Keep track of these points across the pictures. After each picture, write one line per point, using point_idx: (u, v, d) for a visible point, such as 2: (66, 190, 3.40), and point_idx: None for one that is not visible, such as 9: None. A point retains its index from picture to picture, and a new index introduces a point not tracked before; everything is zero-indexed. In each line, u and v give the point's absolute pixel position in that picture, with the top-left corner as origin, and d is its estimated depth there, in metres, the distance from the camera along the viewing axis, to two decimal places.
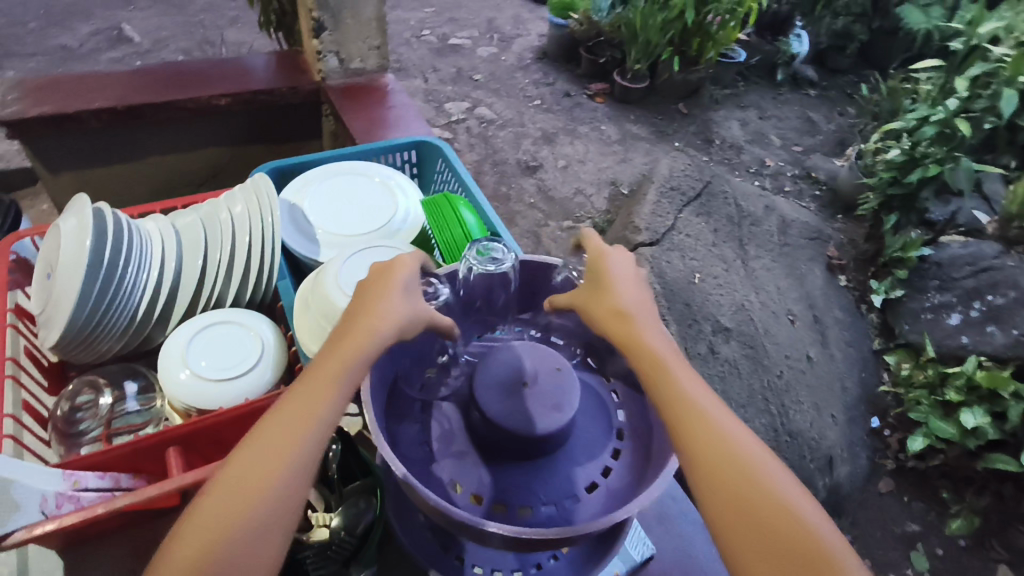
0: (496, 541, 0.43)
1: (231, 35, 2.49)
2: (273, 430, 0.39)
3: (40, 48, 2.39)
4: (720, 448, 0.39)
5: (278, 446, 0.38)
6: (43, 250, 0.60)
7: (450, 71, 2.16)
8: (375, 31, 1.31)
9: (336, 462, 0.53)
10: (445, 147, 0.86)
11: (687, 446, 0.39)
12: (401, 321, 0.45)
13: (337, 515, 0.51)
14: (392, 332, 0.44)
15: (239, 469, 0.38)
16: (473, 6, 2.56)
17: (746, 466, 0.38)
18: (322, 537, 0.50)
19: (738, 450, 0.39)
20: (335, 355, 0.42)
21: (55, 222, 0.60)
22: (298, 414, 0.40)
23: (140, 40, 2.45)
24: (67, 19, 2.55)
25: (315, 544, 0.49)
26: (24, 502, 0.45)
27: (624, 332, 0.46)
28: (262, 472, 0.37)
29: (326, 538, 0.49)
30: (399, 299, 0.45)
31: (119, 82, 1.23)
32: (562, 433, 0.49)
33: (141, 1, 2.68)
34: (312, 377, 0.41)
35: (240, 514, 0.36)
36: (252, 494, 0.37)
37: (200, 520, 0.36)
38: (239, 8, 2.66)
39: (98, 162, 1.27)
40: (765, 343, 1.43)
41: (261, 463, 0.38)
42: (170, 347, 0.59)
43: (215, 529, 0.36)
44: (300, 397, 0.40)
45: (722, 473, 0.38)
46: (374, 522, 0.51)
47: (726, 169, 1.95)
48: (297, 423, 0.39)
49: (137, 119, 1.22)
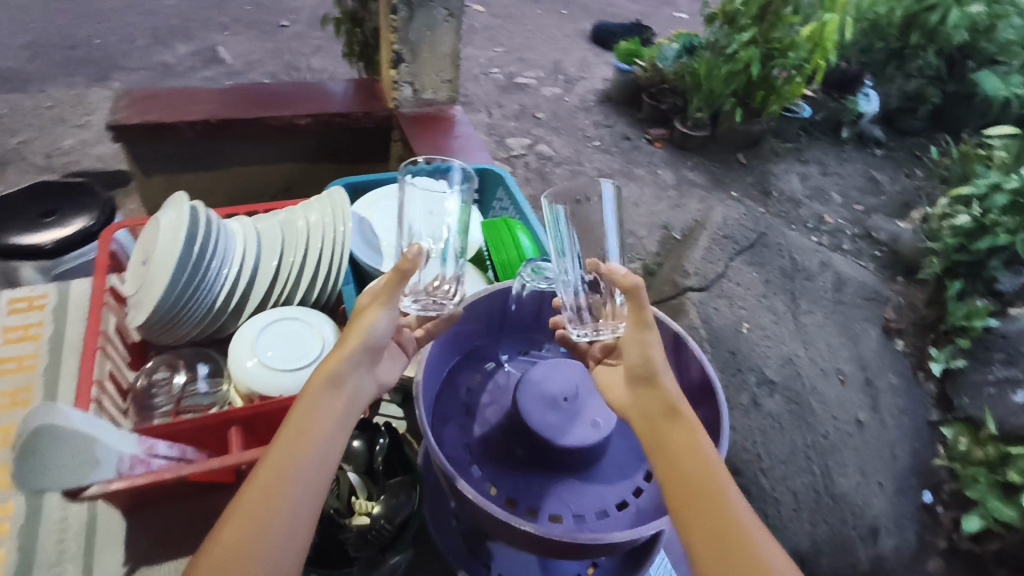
0: (518, 539, 0.47)
1: (314, 62, 2.66)
2: (277, 453, 0.46)
3: (143, 64, 2.61)
4: (692, 471, 0.45)
5: (285, 452, 0.46)
6: (141, 240, 0.67)
7: (515, 108, 2.24)
8: (448, 66, 1.40)
9: (382, 455, 0.56)
10: (506, 175, 0.91)
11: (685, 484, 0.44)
12: (373, 331, 0.52)
13: (379, 503, 0.53)
14: (364, 348, 0.51)
15: (251, 488, 0.44)
16: (542, 48, 2.67)
17: (714, 491, 0.44)
18: (363, 522, 0.52)
19: (707, 472, 0.45)
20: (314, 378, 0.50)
21: (155, 216, 0.66)
22: (298, 432, 0.47)
23: (232, 62, 2.65)
24: (170, 39, 2.79)
25: (356, 527, 0.51)
26: (104, 460, 0.50)
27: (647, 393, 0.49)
28: (280, 485, 0.45)
29: (366, 524, 0.51)
30: (367, 315, 0.52)
31: (214, 99, 1.35)
32: (597, 450, 0.53)
33: (235, 26, 2.90)
34: (304, 399, 0.49)
35: (264, 513, 0.43)
36: (268, 506, 0.44)
37: (224, 534, 0.43)
38: (323, 37, 2.85)
39: (185, 169, 1.38)
40: (811, 401, 1.38)
41: (272, 480, 0.45)
42: (241, 336, 0.65)
43: (242, 524, 0.43)
44: (294, 419, 0.48)
45: (696, 498, 0.43)
46: (411, 516, 0.53)
47: (783, 222, 1.93)
48: (299, 443, 0.47)
49: (225, 132, 1.32)
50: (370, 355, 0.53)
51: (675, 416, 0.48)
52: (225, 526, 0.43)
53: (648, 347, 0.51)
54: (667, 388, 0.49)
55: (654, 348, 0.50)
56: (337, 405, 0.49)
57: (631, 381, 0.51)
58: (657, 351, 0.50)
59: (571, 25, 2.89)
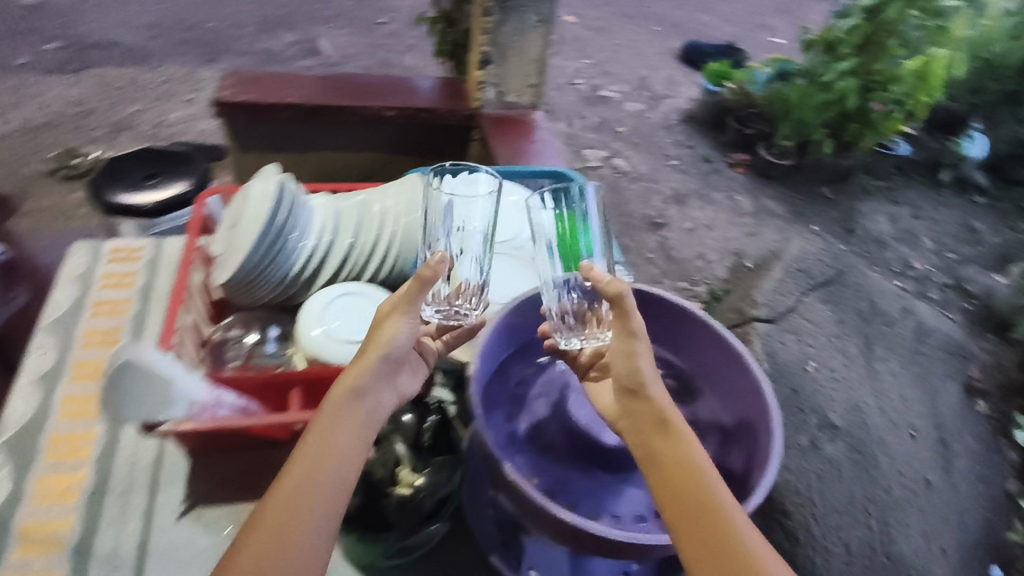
0: (549, 526, 0.48)
1: (406, 60, 2.76)
2: (304, 457, 0.50)
3: (249, 49, 2.78)
4: (685, 471, 0.50)
5: (309, 457, 0.50)
6: (231, 206, 0.72)
7: (596, 120, 2.24)
8: (534, 71, 1.42)
9: (429, 433, 0.59)
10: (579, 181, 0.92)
11: (677, 489, 0.50)
12: (393, 344, 0.56)
13: (422, 477, 0.54)
14: (384, 362, 0.56)
15: (282, 487, 0.49)
16: (629, 63, 2.66)
17: (703, 485, 0.50)
18: (405, 493, 0.54)
19: (697, 470, 0.50)
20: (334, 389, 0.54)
21: (242, 187, 0.71)
22: (324, 439, 0.51)
23: (330, 54, 2.78)
24: (276, 28, 2.96)
25: (398, 497, 0.54)
26: (178, 401, 0.54)
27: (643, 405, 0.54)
28: (310, 486, 0.49)
29: (408, 495, 0.54)
30: (390, 329, 0.57)
31: (310, 85, 1.42)
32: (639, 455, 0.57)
33: (337, 21, 3.05)
34: (328, 410, 0.53)
35: (292, 514, 0.47)
36: (302, 504, 0.48)
37: (253, 535, 0.46)
38: (417, 37, 2.95)
39: (276, 149, 1.46)
40: (876, 453, 1.30)
41: (303, 480, 0.49)
42: (311, 305, 0.68)
43: (274, 523, 0.47)
44: (319, 426, 0.52)
45: (690, 493, 0.49)
46: (449, 495, 0.57)
47: (865, 262, 1.84)
48: (324, 452, 0.50)
49: (316, 118, 1.40)
50: (391, 367, 0.57)
51: (665, 421, 0.53)
52: (258, 522, 0.47)
53: (641, 359, 0.55)
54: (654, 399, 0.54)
55: (643, 357, 0.55)
56: (357, 418, 0.53)
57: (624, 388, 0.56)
58: (645, 360, 0.55)
59: (661, 42, 2.87)
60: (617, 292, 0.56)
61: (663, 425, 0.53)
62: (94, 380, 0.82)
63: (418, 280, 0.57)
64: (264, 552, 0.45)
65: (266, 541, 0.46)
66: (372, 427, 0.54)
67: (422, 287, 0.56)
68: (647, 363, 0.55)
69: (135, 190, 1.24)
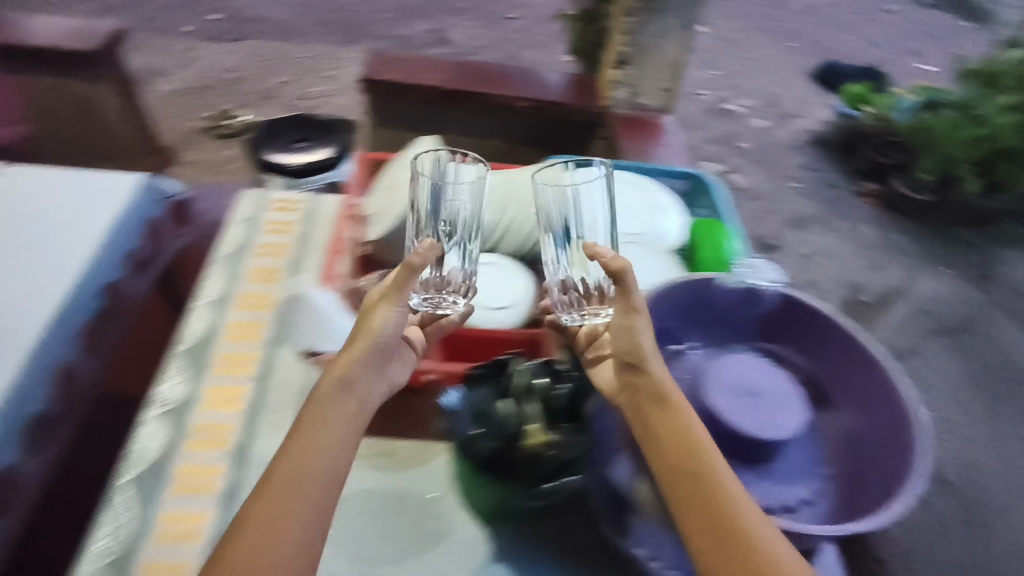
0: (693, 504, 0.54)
1: (531, 57, 2.82)
2: (303, 440, 0.58)
3: (387, 35, 2.95)
4: (686, 444, 0.56)
5: (314, 427, 0.58)
6: (387, 173, 0.80)
7: (717, 133, 2.20)
8: (668, 75, 1.42)
9: (563, 396, 0.62)
10: (718, 185, 0.89)
11: (685, 467, 0.55)
12: (383, 330, 0.65)
13: (552, 439, 0.58)
14: (372, 344, 0.65)
15: (289, 459, 0.56)
16: (759, 78, 2.57)
17: (707, 467, 0.55)
18: (535, 446, 0.58)
19: (700, 446, 0.56)
20: (331, 380, 0.62)
21: (400, 156, 0.79)
22: (326, 422, 0.59)
23: (460, 45, 2.89)
24: (413, 15, 3.12)
25: (529, 448, 0.58)
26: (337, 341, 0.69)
27: (644, 389, 0.60)
28: (318, 460, 0.56)
29: (540, 449, 0.58)
30: (379, 314, 0.66)
31: (449, 70, 1.49)
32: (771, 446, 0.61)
33: (470, 13, 3.16)
34: (327, 399, 0.60)
35: (304, 477, 0.55)
36: (312, 475, 0.56)
37: (265, 497, 0.54)
38: (545, 34, 3.00)
39: (411, 128, 1.55)
40: (992, 517, 1.21)
41: (304, 455, 0.56)
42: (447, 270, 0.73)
43: (283, 480, 0.55)
44: (323, 411, 0.60)
45: (687, 472, 0.55)
46: (573, 455, 0.60)
47: (1002, 315, 1.69)
48: (321, 435, 0.58)
49: (451, 102, 1.46)
50: (380, 351, 0.66)
51: (663, 402, 0.59)
52: (272, 490, 0.54)
53: (642, 346, 0.61)
54: (652, 379, 0.60)
55: (640, 334, 0.61)
56: (349, 406, 0.61)
57: (626, 378, 0.63)
58: (649, 341, 0.61)
59: (796, 59, 2.75)
60: (621, 268, 0.61)
61: (671, 406, 0.59)
62: (263, 309, 0.89)
63: (403, 269, 0.63)
64: (282, 519, 0.53)
65: (281, 509, 0.53)
66: (362, 417, 0.62)
67: (411, 273, 0.63)
68: (648, 340, 0.62)
69: (286, 153, 1.35)
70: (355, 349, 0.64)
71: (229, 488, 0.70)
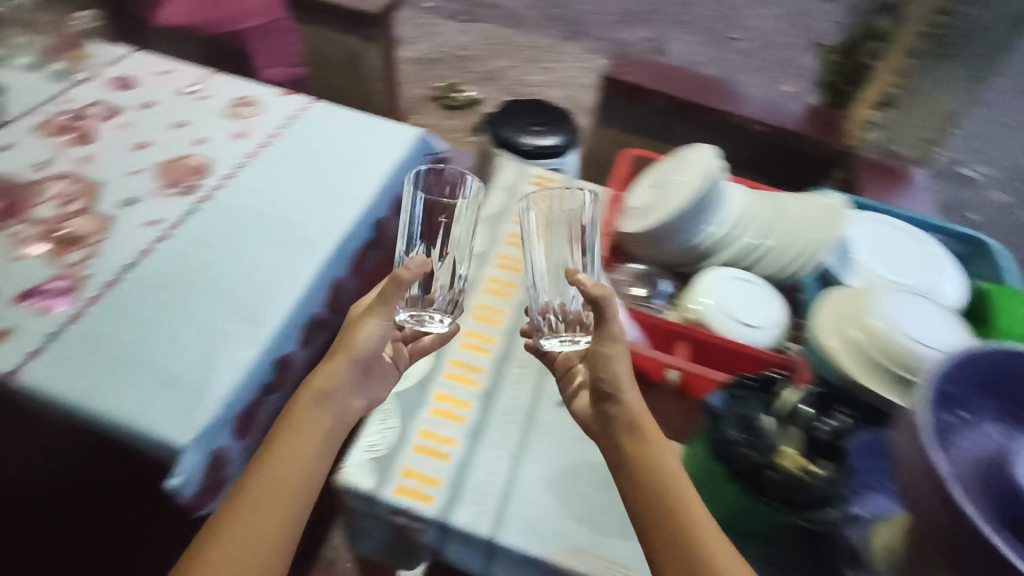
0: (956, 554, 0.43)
1: (747, 81, 2.73)
2: (282, 460, 0.56)
3: (606, 39, 3.02)
4: (656, 477, 0.52)
5: (287, 452, 0.56)
6: (655, 169, 0.81)
7: (948, 198, 1.98)
8: (936, 126, 1.29)
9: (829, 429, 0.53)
10: (1005, 255, 0.80)
11: (653, 480, 0.52)
12: (367, 344, 0.64)
13: (816, 468, 0.51)
14: (356, 364, 0.64)
15: (262, 480, 0.54)
16: (1012, 146, 2.27)
17: (661, 499, 0.51)
18: (790, 472, 0.51)
19: (671, 475, 0.52)
20: (302, 397, 0.60)
21: (674, 156, 0.79)
22: (296, 441, 0.57)
23: (676, 58, 2.88)
24: (635, 22, 3.15)
25: (780, 473, 0.50)
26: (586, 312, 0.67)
27: (625, 418, 0.57)
28: (288, 479, 0.55)
29: (795, 476, 0.50)
30: (364, 328, 0.65)
31: (689, 81, 1.48)
32: None
33: (692, 27, 3.12)
34: (289, 419, 0.59)
35: (265, 509, 0.53)
36: (282, 490, 0.54)
37: (232, 528, 0.52)
38: (766, 60, 2.88)
39: (635, 132, 1.57)
40: None
41: (282, 475, 0.55)
42: (706, 278, 0.73)
43: (247, 513, 0.53)
44: (290, 427, 0.58)
45: (660, 503, 0.51)
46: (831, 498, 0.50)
47: None
48: (298, 445, 0.57)
49: (684, 114, 1.45)
50: (364, 370, 0.65)
51: (640, 434, 0.56)
52: (245, 510, 0.53)
53: (617, 374, 0.59)
54: (631, 404, 0.58)
55: (617, 366, 0.60)
56: (321, 421, 0.59)
57: (609, 410, 0.60)
58: (623, 369, 0.59)
59: None
60: (602, 295, 0.60)
61: (645, 429, 0.56)
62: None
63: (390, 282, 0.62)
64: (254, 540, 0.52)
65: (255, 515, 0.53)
66: (341, 427, 0.61)
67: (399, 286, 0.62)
68: (624, 372, 0.60)
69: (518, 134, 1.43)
70: (324, 364, 0.63)
71: (476, 422, 0.66)
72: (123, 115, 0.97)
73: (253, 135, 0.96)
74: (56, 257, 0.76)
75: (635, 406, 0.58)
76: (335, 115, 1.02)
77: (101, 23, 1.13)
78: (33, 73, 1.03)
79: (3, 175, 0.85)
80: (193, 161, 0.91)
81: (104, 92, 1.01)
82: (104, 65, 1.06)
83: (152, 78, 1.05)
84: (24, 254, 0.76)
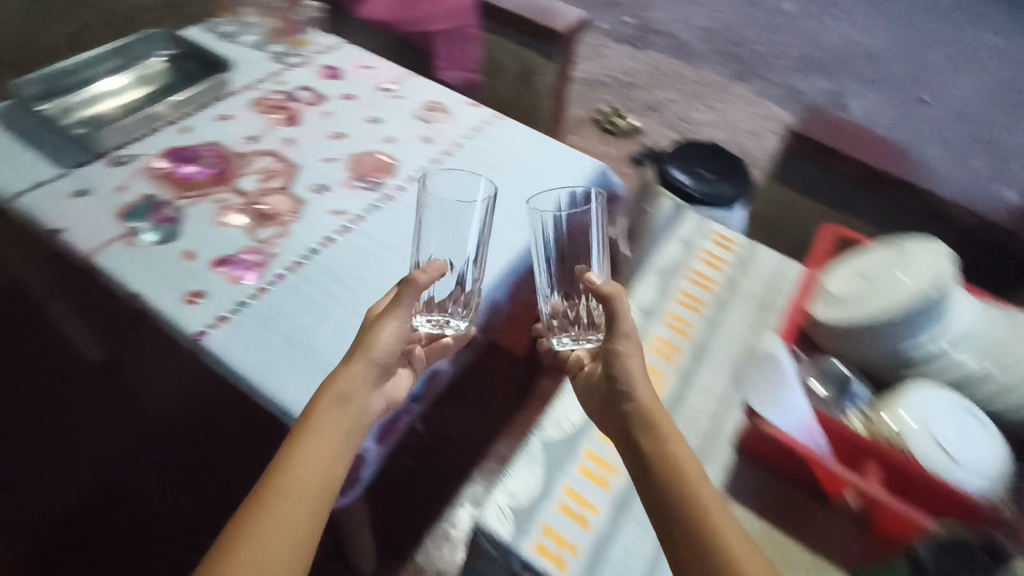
0: None
1: (936, 152, 2.48)
2: (308, 458, 0.55)
3: (780, 85, 2.89)
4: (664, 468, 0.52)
5: (312, 449, 0.55)
6: (870, 253, 0.72)
7: None
8: None
9: None
10: None
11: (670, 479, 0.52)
12: (385, 340, 0.63)
13: None
14: (371, 365, 0.62)
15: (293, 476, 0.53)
16: None
17: (688, 499, 0.50)
18: None
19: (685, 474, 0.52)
20: (327, 394, 0.59)
21: (897, 246, 0.70)
22: (322, 437, 0.57)
23: (855, 115, 2.67)
24: (815, 71, 2.97)
25: None
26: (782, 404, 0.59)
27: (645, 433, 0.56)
28: (316, 475, 0.54)
29: None
30: (381, 326, 0.63)
31: (887, 152, 1.31)
32: None
33: (879, 84, 2.89)
34: (316, 415, 0.58)
35: (291, 503, 0.52)
36: (313, 487, 0.53)
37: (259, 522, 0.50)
38: (962, 132, 2.60)
39: (809, 195, 1.39)
40: None
41: (311, 471, 0.54)
42: (917, 395, 0.62)
43: (275, 508, 0.51)
44: (317, 424, 0.57)
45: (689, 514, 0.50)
46: None
47: None
48: (321, 443, 0.56)
49: (875, 186, 1.27)
50: (377, 372, 0.63)
51: (660, 445, 0.55)
52: (274, 504, 0.51)
53: (634, 379, 0.60)
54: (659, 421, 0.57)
55: (626, 369, 0.60)
56: (347, 419, 0.59)
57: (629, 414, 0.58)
58: (636, 368, 0.59)
59: None
60: (614, 292, 0.62)
61: (661, 436, 0.55)
62: (701, 313, 0.78)
63: (410, 282, 0.63)
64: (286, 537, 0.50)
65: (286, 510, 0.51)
66: (359, 430, 0.60)
67: (415, 287, 0.63)
68: (641, 384, 0.59)
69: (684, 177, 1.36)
70: (348, 362, 0.62)
71: (624, 492, 0.62)
72: (327, 103, 1.02)
73: (440, 143, 0.98)
74: (253, 231, 0.80)
75: (649, 412, 0.57)
76: (517, 135, 1.02)
77: (323, 16, 1.22)
78: (258, 51, 1.11)
79: (219, 143, 0.92)
80: (384, 160, 0.94)
81: (314, 78, 1.07)
82: (317, 52, 1.12)
83: (357, 71, 1.10)
84: (225, 222, 0.81)
